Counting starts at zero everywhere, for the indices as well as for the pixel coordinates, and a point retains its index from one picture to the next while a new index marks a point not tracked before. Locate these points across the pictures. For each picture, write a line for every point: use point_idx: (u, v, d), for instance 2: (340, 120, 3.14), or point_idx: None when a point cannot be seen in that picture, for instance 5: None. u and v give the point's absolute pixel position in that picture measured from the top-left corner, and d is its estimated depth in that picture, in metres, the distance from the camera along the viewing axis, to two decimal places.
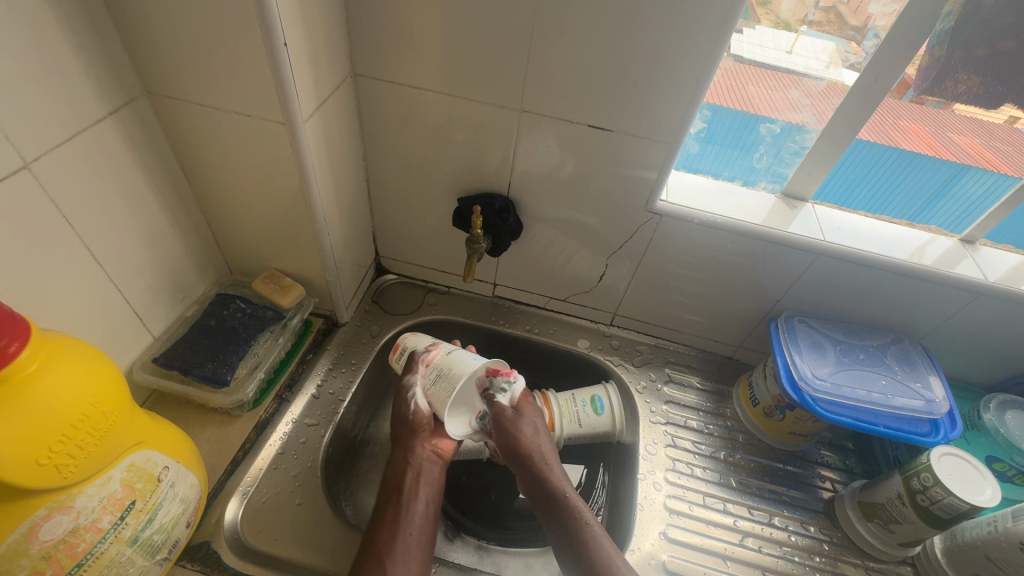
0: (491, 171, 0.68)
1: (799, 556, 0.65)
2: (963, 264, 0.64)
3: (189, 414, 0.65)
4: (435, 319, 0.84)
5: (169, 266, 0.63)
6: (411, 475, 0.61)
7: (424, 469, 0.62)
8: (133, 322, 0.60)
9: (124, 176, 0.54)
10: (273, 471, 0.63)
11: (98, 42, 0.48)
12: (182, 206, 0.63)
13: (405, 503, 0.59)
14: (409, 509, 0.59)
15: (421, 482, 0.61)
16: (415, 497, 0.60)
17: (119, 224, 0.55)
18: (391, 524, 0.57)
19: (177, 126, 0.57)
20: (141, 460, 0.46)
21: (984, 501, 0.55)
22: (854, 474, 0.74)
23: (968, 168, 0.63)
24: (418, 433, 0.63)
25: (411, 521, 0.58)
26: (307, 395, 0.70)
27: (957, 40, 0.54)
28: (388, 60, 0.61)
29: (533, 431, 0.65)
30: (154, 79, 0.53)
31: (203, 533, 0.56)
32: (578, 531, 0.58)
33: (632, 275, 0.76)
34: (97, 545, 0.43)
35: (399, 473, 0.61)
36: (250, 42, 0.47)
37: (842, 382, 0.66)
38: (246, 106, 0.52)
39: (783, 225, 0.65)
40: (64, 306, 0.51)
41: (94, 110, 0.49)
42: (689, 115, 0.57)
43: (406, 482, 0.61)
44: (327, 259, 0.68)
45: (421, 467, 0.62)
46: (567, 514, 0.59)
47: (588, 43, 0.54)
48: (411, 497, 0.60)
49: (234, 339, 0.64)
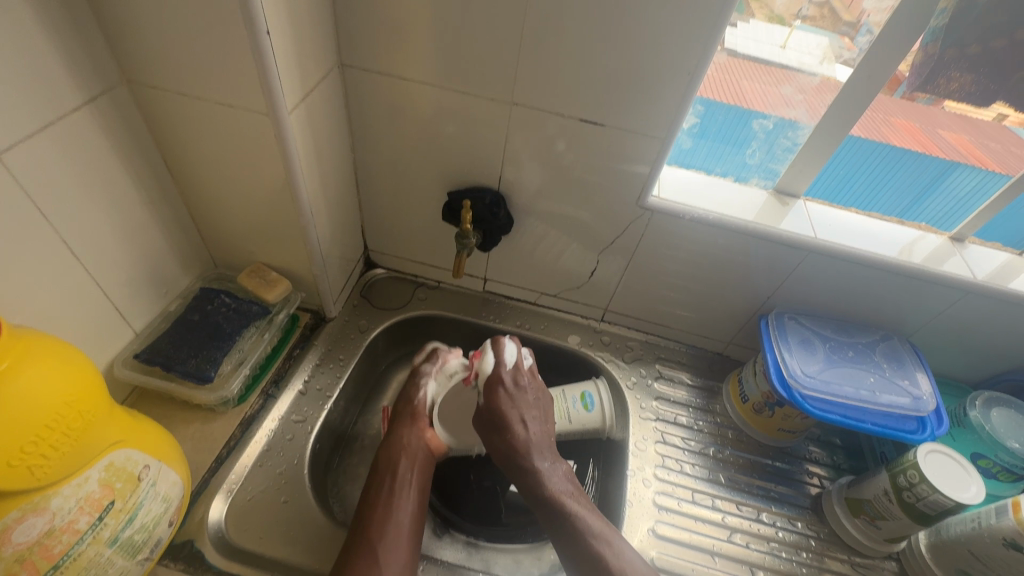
0: (481, 165, 0.67)
1: (786, 552, 0.65)
2: (950, 262, 0.65)
3: (172, 411, 0.64)
4: (425, 314, 0.83)
5: (150, 259, 0.62)
6: (404, 464, 0.62)
7: (417, 459, 0.63)
8: (113, 317, 0.58)
9: (101, 167, 0.52)
10: (259, 468, 0.62)
11: (72, 28, 0.46)
12: (164, 198, 0.62)
13: (396, 490, 0.59)
14: (401, 497, 0.59)
15: (414, 470, 0.62)
16: (406, 487, 0.60)
17: (97, 217, 0.53)
18: (383, 510, 0.57)
19: (157, 116, 0.55)
20: (120, 459, 0.45)
21: (968, 498, 0.55)
22: (842, 470, 0.75)
23: (957, 165, 0.62)
24: (415, 422, 0.66)
25: (404, 506, 0.58)
26: (294, 391, 0.69)
27: (950, 37, 0.53)
28: (376, 52, 0.59)
29: (523, 422, 0.63)
30: (134, 67, 0.51)
31: (186, 531, 0.55)
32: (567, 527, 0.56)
33: (623, 270, 0.75)
34: (75, 546, 0.42)
35: (393, 461, 0.62)
36: (232, 30, 0.45)
37: (831, 379, 0.66)
38: (228, 96, 0.51)
39: (774, 222, 0.65)
40: (39, 301, 0.49)
41: (69, 99, 0.47)
42: (682, 109, 0.56)
43: (400, 468, 0.62)
44: (314, 254, 0.67)
45: (416, 456, 0.63)
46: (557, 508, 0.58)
47: (580, 35, 0.53)
48: (405, 483, 0.60)
49: (218, 334, 0.63)
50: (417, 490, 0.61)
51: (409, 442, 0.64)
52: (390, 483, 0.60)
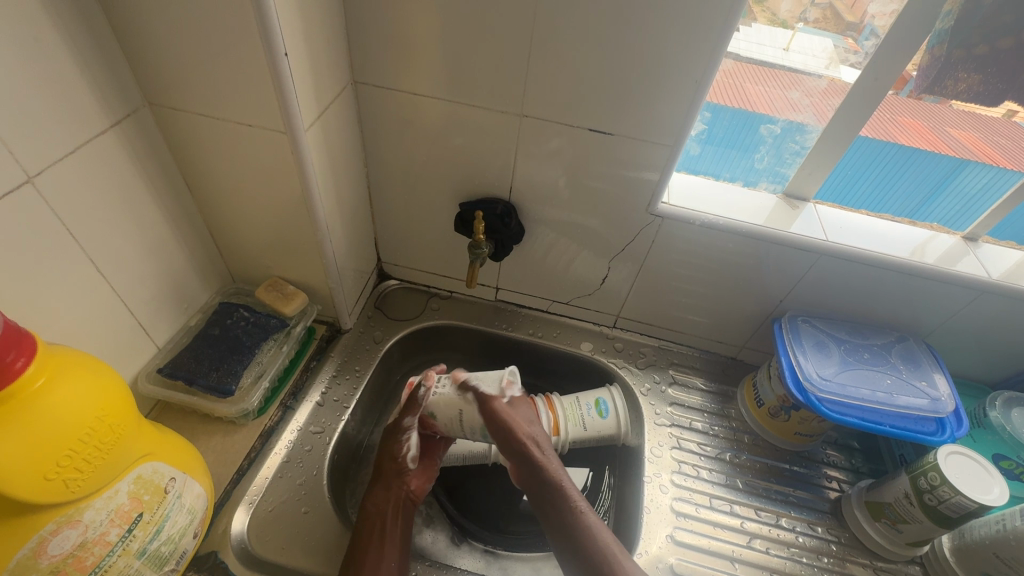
0: (492, 176, 0.68)
1: (807, 557, 0.65)
2: (965, 261, 0.64)
3: (193, 424, 0.65)
4: (438, 324, 0.84)
5: (172, 275, 0.63)
6: (390, 516, 0.60)
7: (398, 509, 0.61)
8: (136, 332, 0.60)
9: (126, 187, 0.54)
10: (279, 479, 0.63)
11: (99, 54, 0.48)
12: (185, 216, 0.63)
13: (384, 538, 0.58)
14: (387, 547, 0.57)
15: (392, 521, 0.60)
16: (389, 538, 0.58)
17: (122, 236, 0.55)
18: (374, 556, 0.56)
19: (178, 137, 0.57)
20: (148, 472, 0.46)
21: (991, 500, 0.54)
22: (861, 474, 0.74)
23: (967, 163, 0.62)
24: (401, 476, 0.63)
25: (392, 555, 0.57)
26: (312, 403, 0.70)
27: (956, 39, 0.54)
28: (389, 69, 0.61)
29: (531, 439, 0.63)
30: (157, 90, 0.53)
31: (209, 543, 0.56)
32: (586, 530, 0.56)
33: (634, 276, 0.76)
34: (106, 558, 0.43)
35: (376, 510, 0.60)
36: (250, 52, 0.47)
37: (846, 381, 0.66)
38: (247, 116, 0.53)
39: (785, 225, 0.65)
40: (67, 318, 0.51)
41: (95, 123, 0.49)
42: (690, 116, 0.57)
43: (388, 517, 0.60)
44: (329, 266, 0.68)
45: (399, 510, 0.61)
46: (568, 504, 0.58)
47: (588, 46, 0.54)
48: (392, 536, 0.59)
49: (238, 348, 0.64)
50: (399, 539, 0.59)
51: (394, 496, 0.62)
52: (379, 531, 0.58)
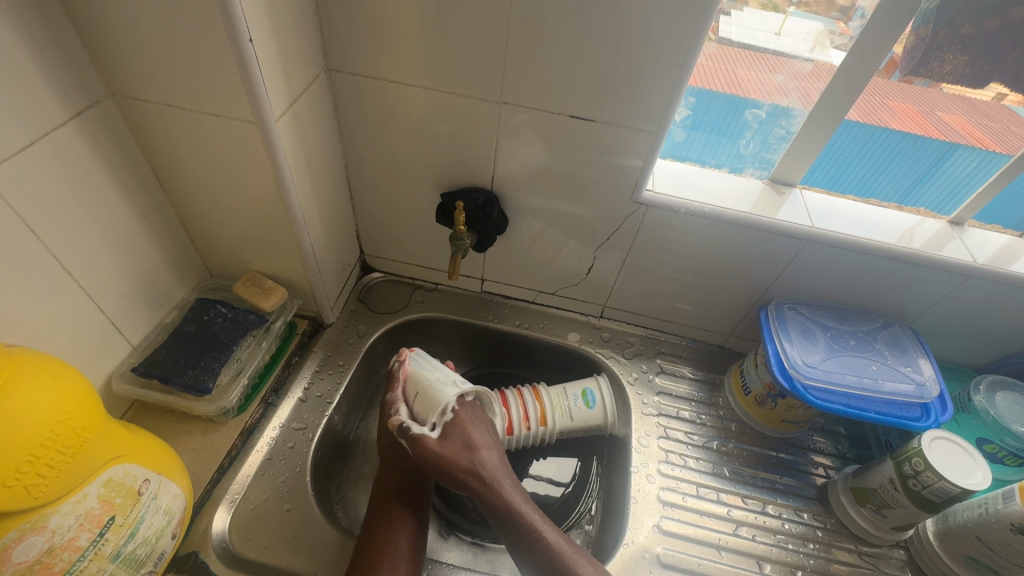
0: (473, 165, 0.67)
1: (793, 544, 0.65)
2: (950, 246, 0.64)
3: (172, 422, 0.64)
4: (423, 316, 0.83)
5: (144, 272, 0.62)
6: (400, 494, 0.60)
7: (408, 483, 0.61)
8: (108, 331, 0.58)
9: (89, 182, 0.52)
10: (261, 477, 0.62)
11: (55, 43, 0.46)
12: (155, 210, 0.61)
13: (393, 518, 0.58)
14: (399, 523, 0.57)
15: (405, 497, 0.60)
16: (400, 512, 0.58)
17: (87, 233, 0.53)
18: (382, 536, 0.56)
19: (145, 128, 0.55)
20: (119, 475, 0.45)
21: (973, 484, 0.55)
22: (847, 459, 0.74)
23: (958, 147, 0.61)
24: (404, 449, 0.62)
25: (403, 533, 0.57)
26: (294, 399, 0.69)
27: (942, 19, 0.53)
28: (364, 57, 0.59)
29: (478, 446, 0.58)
30: (119, 80, 0.51)
31: (190, 543, 0.55)
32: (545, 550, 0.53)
33: (620, 265, 0.75)
34: (77, 563, 0.42)
35: (387, 487, 0.60)
36: (214, 41, 0.45)
37: (833, 368, 0.65)
38: (213, 105, 0.51)
39: (771, 212, 0.65)
40: (31, 319, 0.49)
41: (53, 115, 0.47)
42: (673, 101, 0.56)
43: (395, 498, 0.60)
44: (309, 260, 0.66)
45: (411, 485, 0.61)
46: (524, 525, 0.54)
47: (566, 30, 0.53)
48: (402, 517, 0.58)
49: (215, 345, 0.63)
50: (414, 515, 0.59)
51: (406, 473, 0.61)
52: (386, 514, 0.58)
